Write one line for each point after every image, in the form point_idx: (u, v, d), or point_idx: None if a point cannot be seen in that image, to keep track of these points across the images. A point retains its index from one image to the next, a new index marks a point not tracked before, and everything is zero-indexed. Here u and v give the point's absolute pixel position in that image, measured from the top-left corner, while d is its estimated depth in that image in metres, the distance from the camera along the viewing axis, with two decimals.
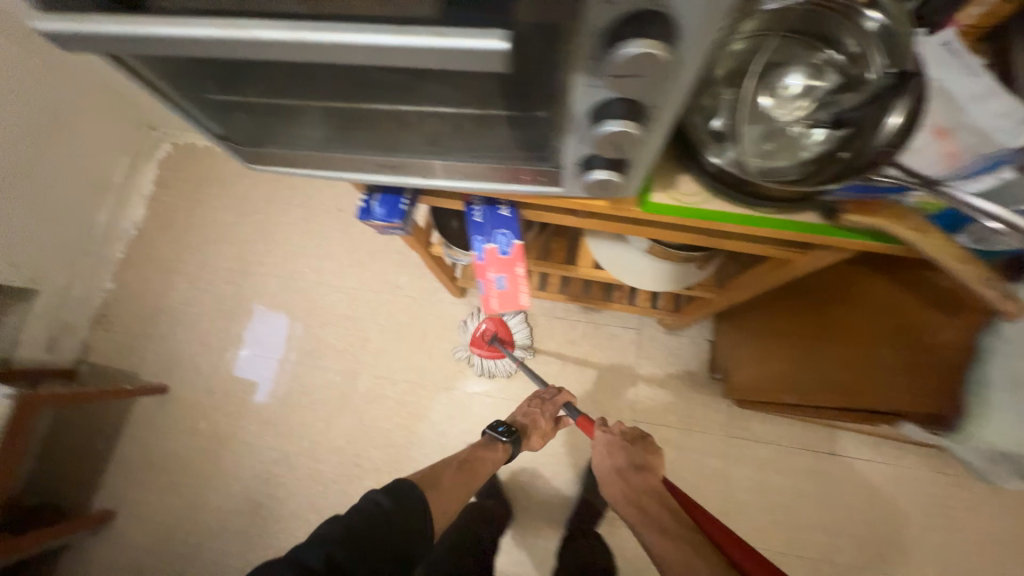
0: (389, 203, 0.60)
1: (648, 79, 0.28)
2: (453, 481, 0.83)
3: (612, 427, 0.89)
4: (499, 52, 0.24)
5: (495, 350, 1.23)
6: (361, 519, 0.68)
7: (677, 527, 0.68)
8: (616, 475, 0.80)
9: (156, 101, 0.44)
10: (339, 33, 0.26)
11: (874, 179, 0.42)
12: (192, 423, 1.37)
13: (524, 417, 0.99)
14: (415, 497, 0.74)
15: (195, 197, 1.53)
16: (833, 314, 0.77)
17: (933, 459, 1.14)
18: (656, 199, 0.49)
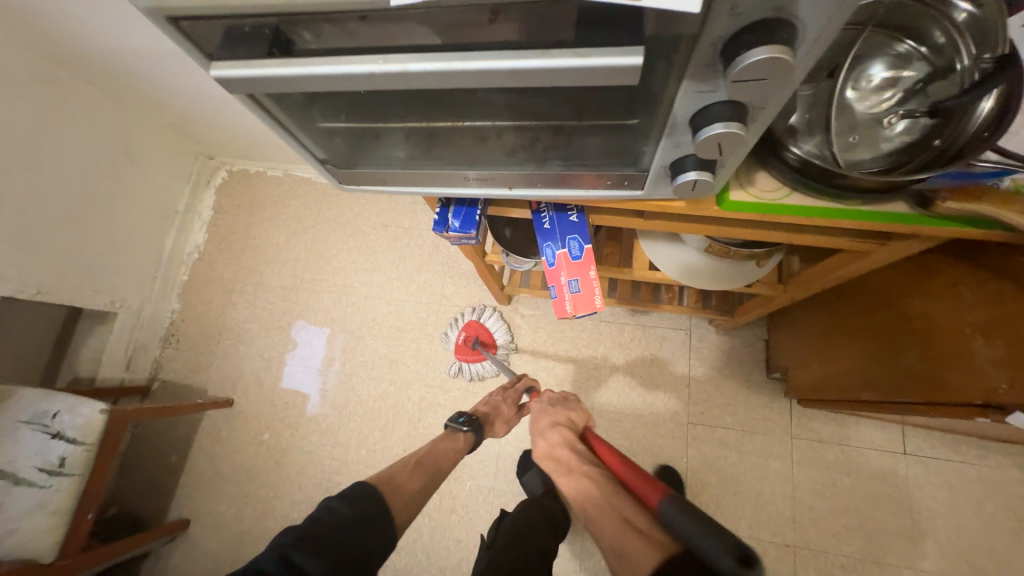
0: (464, 214, 0.63)
1: (767, 83, 0.29)
2: (410, 477, 0.82)
3: (541, 398, 0.97)
4: (634, 66, 0.27)
5: (476, 353, 1.32)
6: (321, 523, 0.68)
7: (581, 468, 0.74)
8: (539, 437, 0.87)
9: (275, 131, 0.48)
10: (486, 59, 0.29)
11: (973, 165, 0.42)
12: (257, 435, 1.43)
13: (487, 406, 1.04)
14: (372, 498, 0.74)
15: (250, 220, 1.62)
16: (914, 307, 0.71)
17: (1020, 457, 1.07)
18: (735, 197, 0.50)
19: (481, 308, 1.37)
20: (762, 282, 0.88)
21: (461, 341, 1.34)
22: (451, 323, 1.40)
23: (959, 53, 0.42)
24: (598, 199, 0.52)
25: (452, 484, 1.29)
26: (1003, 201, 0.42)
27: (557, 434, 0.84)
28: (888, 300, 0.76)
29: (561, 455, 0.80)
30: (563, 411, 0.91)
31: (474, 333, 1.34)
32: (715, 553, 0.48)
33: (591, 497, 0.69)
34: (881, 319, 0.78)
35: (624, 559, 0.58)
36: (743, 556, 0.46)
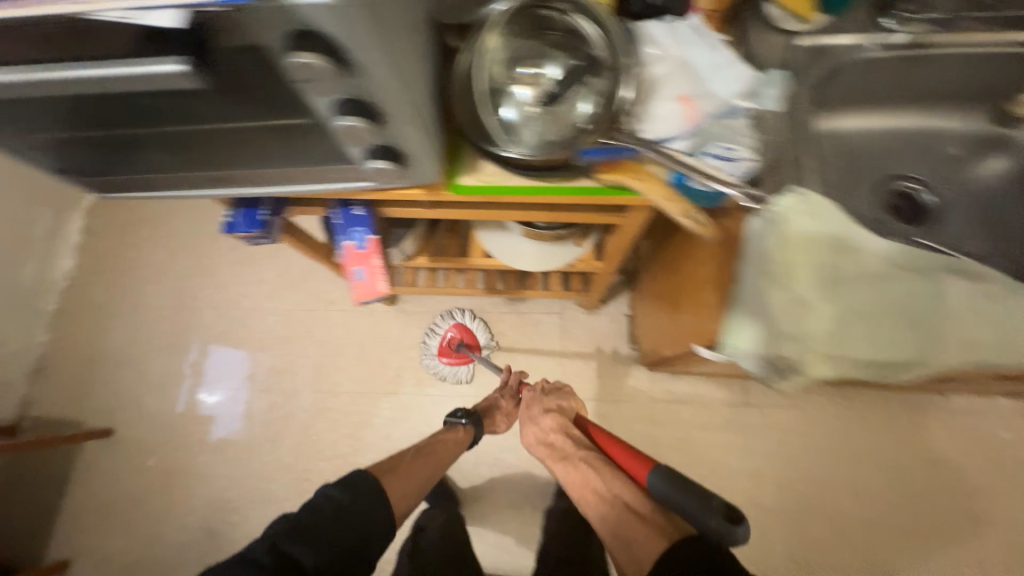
0: (249, 215, 0.66)
1: (330, 80, 0.35)
2: (411, 466, 0.84)
3: (534, 385, 0.98)
4: (174, 72, 0.33)
5: (462, 356, 1.31)
6: (315, 514, 0.69)
7: (576, 455, 0.78)
8: (530, 422, 0.90)
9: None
10: (62, 70, 0.34)
11: (606, 142, 0.51)
12: (141, 462, 1.38)
13: (485, 402, 1.06)
14: (369, 484, 0.75)
15: (126, 242, 1.56)
16: (682, 268, 0.81)
17: (835, 394, 1.23)
18: (464, 181, 0.56)
19: (465, 310, 1.36)
20: (583, 261, 0.97)
21: (444, 342, 1.33)
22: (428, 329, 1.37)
23: (593, 49, 0.53)
24: (340, 191, 0.57)
25: None
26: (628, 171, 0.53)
27: (551, 420, 0.86)
28: (674, 264, 0.86)
29: (555, 441, 0.83)
30: (554, 397, 0.93)
31: (460, 335, 1.33)
32: (705, 515, 0.55)
33: (586, 484, 0.73)
34: (672, 282, 0.87)
35: (627, 544, 0.63)
36: (733, 516, 0.54)
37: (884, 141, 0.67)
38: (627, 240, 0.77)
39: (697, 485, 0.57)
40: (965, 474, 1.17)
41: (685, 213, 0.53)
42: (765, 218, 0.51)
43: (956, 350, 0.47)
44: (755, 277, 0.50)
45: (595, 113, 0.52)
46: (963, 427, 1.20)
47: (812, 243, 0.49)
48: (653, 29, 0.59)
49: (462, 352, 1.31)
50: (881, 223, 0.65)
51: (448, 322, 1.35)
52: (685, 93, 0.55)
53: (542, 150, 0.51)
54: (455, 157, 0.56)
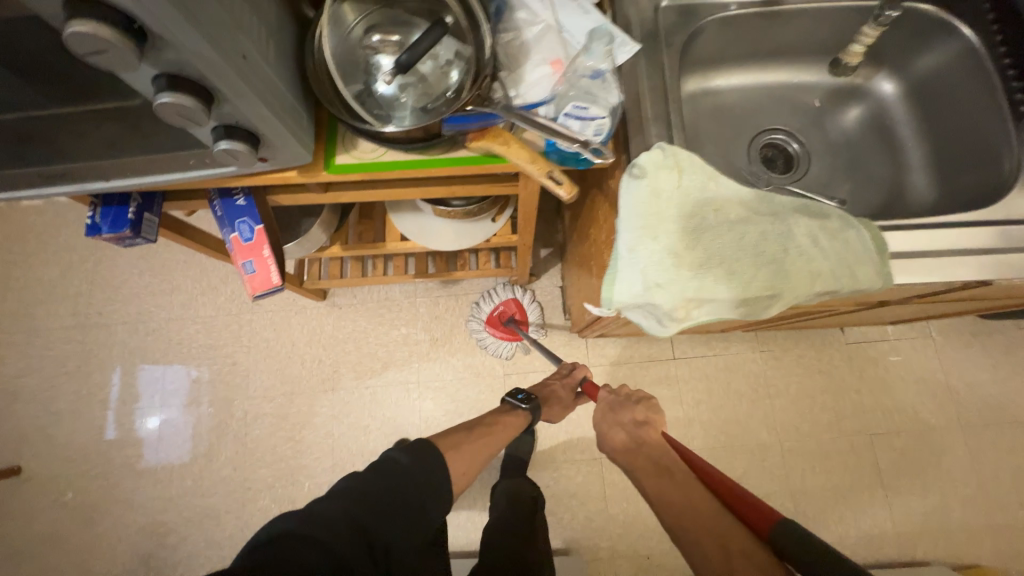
0: (114, 214, 0.61)
1: (122, 54, 0.32)
2: (475, 440, 0.83)
3: (619, 390, 0.87)
4: None
5: (509, 332, 1.29)
6: (386, 476, 0.67)
7: (679, 474, 0.65)
8: (616, 428, 0.78)
9: None
10: None
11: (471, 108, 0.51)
12: (58, 496, 1.27)
13: (543, 390, 1.05)
14: (434, 455, 0.73)
15: (9, 259, 1.40)
16: (591, 235, 0.83)
17: (751, 340, 1.33)
18: (340, 160, 0.55)
19: (526, 289, 1.33)
20: (500, 235, 0.98)
21: (496, 314, 1.31)
22: (486, 292, 1.35)
23: (449, 11, 0.52)
24: (207, 178, 0.55)
25: (289, 489, 1.27)
26: (492, 136, 0.53)
27: (647, 436, 0.74)
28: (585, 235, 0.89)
29: (650, 455, 0.71)
30: (647, 409, 0.81)
31: (511, 310, 1.31)
32: None
33: (689, 509, 0.59)
34: (585, 250, 0.90)
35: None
36: None
37: (751, 97, 0.72)
38: (531, 210, 0.78)
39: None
40: (864, 397, 1.31)
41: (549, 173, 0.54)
42: (634, 175, 0.53)
43: (808, 284, 0.51)
44: (632, 230, 0.52)
45: (463, 80, 0.51)
46: (860, 356, 1.33)
47: (675, 196, 0.52)
48: None
49: (510, 329, 1.29)
50: (757, 174, 0.70)
51: (508, 293, 1.32)
52: (555, 57, 0.55)
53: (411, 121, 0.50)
54: (331, 134, 0.56)
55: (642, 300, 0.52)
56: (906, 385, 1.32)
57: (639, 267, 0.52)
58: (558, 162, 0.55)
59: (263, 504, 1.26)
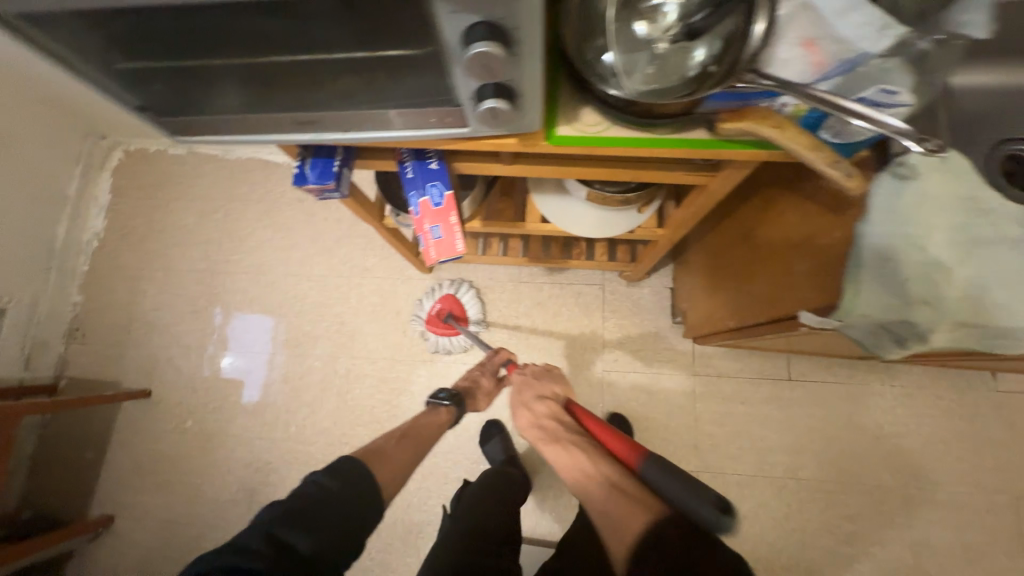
0: (321, 166, 0.63)
1: None
2: (400, 449, 0.82)
3: (524, 369, 0.95)
4: None
5: (447, 327, 1.28)
6: (304, 498, 0.66)
7: (568, 437, 0.75)
8: (523, 408, 0.86)
9: (73, 75, 0.48)
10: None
11: (740, 86, 0.47)
12: (179, 423, 1.39)
13: (468, 381, 1.05)
14: (360, 473, 0.72)
15: (153, 202, 1.53)
16: (759, 237, 0.78)
17: (879, 371, 1.22)
18: (562, 132, 0.53)
19: (466, 284, 1.34)
20: (644, 228, 0.94)
21: (433, 312, 1.31)
22: (427, 290, 1.36)
23: None
24: (431, 138, 0.55)
25: None
26: (762, 118, 0.48)
27: (544, 407, 0.83)
28: (745, 236, 0.84)
29: (547, 425, 0.80)
30: (546, 382, 0.90)
31: (449, 306, 1.31)
32: (698, 505, 0.58)
33: (576, 463, 0.70)
34: (740, 252, 0.85)
35: (612, 516, 0.61)
36: (724, 507, 0.57)
37: (985, 101, 0.64)
38: (707, 205, 0.74)
39: (693, 479, 0.61)
40: (1009, 453, 1.16)
41: (835, 164, 0.47)
42: (899, 175, 0.47)
43: None
44: (890, 236, 0.46)
45: (706, 63, 0.47)
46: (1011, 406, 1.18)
47: (941, 203, 0.46)
48: None
49: (449, 323, 1.29)
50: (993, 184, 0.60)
51: (447, 290, 1.33)
52: (808, 37, 0.49)
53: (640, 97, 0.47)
54: (553, 104, 0.53)
55: (882, 323, 0.49)
56: None
57: (885, 285, 0.47)
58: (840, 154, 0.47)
59: None
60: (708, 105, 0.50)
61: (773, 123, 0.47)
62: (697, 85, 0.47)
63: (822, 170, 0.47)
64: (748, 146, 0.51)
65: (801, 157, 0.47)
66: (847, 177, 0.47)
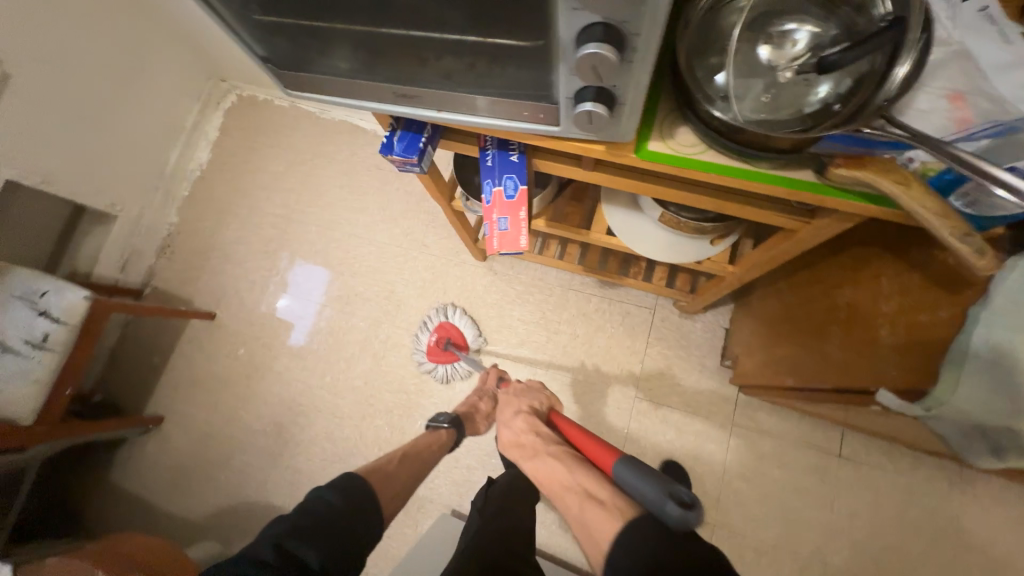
0: (409, 139, 0.65)
1: None
2: (400, 469, 0.90)
3: (507, 387, 1.03)
4: None
5: (448, 355, 1.31)
6: (312, 515, 0.71)
7: (546, 451, 0.80)
8: (504, 425, 0.92)
9: (212, 21, 0.52)
10: None
11: (864, 131, 0.42)
12: (233, 349, 1.51)
13: (466, 405, 1.15)
14: (363, 492, 0.78)
15: (252, 145, 1.66)
16: (843, 297, 0.71)
17: (950, 473, 1.08)
18: (652, 147, 0.51)
19: (453, 307, 1.37)
20: (713, 261, 0.88)
21: (433, 342, 1.33)
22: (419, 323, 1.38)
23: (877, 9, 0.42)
24: (519, 132, 0.54)
25: (404, 420, 1.36)
26: (885, 170, 0.43)
27: (522, 421, 0.89)
28: (824, 291, 0.77)
29: (526, 441, 0.84)
30: (526, 398, 0.97)
31: (445, 334, 1.34)
32: (661, 500, 0.56)
33: (556, 475, 0.75)
34: (816, 307, 0.78)
35: (587, 528, 0.64)
36: (686, 501, 0.55)
37: None
38: (792, 251, 0.68)
39: (659, 476, 0.59)
40: None
41: (964, 237, 0.41)
42: None
43: None
44: (1000, 333, 0.45)
45: (830, 100, 0.43)
46: None
47: None
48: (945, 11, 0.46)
49: (449, 351, 1.32)
50: None
51: (437, 318, 1.36)
52: (955, 89, 0.45)
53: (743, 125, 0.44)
54: (649, 118, 0.51)
55: None
56: None
57: None
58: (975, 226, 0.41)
59: (379, 423, 1.37)
60: (820, 145, 0.46)
61: (894, 178, 0.42)
62: (814, 122, 0.43)
63: (947, 243, 0.41)
64: (858, 198, 0.47)
65: (923, 221, 0.42)
66: (977, 255, 0.40)
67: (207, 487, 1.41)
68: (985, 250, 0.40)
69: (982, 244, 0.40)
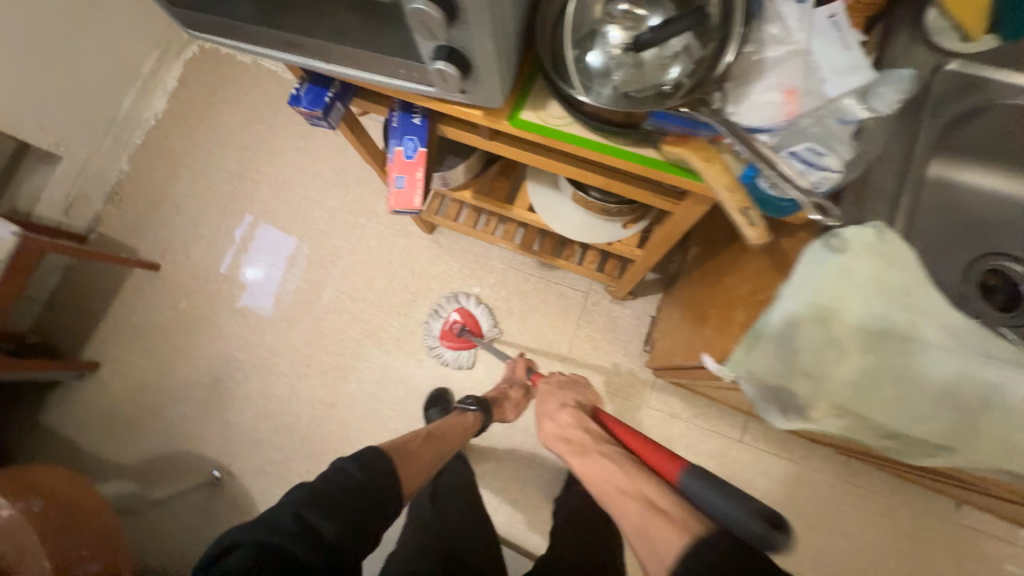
0: (315, 92, 0.66)
1: None
2: (422, 450, 0.88)
3: (551, 379, 1.02)
4: None
5: (464, 341, 1.31)
6: (332, 486, 0.70)
7: (597, 449, 0.76)
8: (548, 418, 0.90)
9: None
10: None
11: (682, 111, 0.48)
12: (175, 302, 1.51)
13: (496, 391, 1.14)
14: (383, 465, 0.76)
15: (212, 99, 1.64)
16: (724, 283, 0.76)
17: (837, 463, 1.16)
18: (525, 116, 0.55)
19: (468, 295, 1.35)
20: (624, 244, 0.94)
21: (447, 326, 1.34)
22: (432, 311, 1.38)
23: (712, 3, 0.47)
24: (401, 90, 0.57)
25: (339, 382, 1.39)
26: (697, 148, 0.49)
27: (569, 418, 0.86)
28: (715, 278, 0.81)
29: (573, 436, 0.82)
30: (568, 392, 0.96)
31: (462, 320, 1.33)
32: (749, 521, 0.53)
33: (608, 476, 0.69)
34: (707, 292, 0.83)
35: (648, 538, 0.58)
36: (775, 523, 0.53)
37: (1004, 209, 0.61)
38: (677, 233, 0.72)
39: (745, 496, 0.55)
40: None
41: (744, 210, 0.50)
42: (830, 245, 0.46)
43: (995, 453, 0.42)
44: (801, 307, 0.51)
45: (682, 80, 0.47)
46: (968, 543, 1.10)
47: (870, 286, 0.44)
48: (806, 14, 0.49)
49: (464, 338, 1.32)
50: (964, 299, 0.59)
51: (452, 305, 1.35)
52: (791, 85, 0.47)
53: (606, 103, 0.48)
54: (524, 89, 0.55)
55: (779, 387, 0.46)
56: None
57: (788, 348, 0.45)
58: (755, 201, 0.51)
59: (314, 383, 1.40)
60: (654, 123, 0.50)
61: (704, 155, 0.49)
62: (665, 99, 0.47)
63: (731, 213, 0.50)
64: (688, 175, 0.52)
65: (718, 195, 0.50)
66: (746, 224, 0.49)
67: (141, 435, 1.42)
68: (752, 222, 0.49)
69: (752, 216, 0.50)
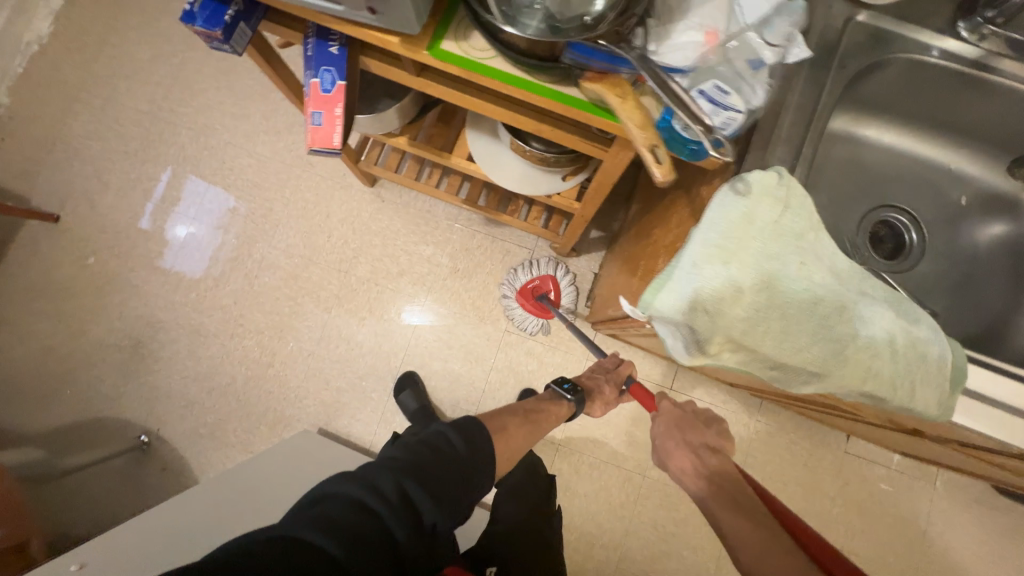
0: (213, 10, 0.58)
1: None
2: (519, 429, 0.75)
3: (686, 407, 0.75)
4: None
5: (542, 309, 1.24)
6: (429, 450, 0.56)
7: (753, 514, 0.54)
8: (680, 447, 0.69)
9: None
10: None
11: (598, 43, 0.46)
12: (81, 257, 1.36)
13: (589, 381, 0.97)
14: (487, 439, 0.61)
15: (109, 23, 1.42)
16: (653, 234, 0.78)
17: (750, 406, 1.28)
18: (445, 46, 0.52)
19: (565, 271, 1.26)
20: (562, 197, 0.94)
21: (529, 287, 1.25)
22: (523, 263, 1.29)
23: None
24: (307, 8, 0.52)
25: (276, 341, 1.33)
26: (613, 85, 0.48)
27: (714, 458, 0.65)
28: (646, 231, 0.84)
29: (709, 475, 0.62)
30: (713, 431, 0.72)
31: (546, 287, 1.25)
32: None
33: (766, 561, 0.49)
34: (637, 245, 0.86)
35: None
36: None
37: (897, 162, 0.72)
38: (609, 182, 0.73)
39: None
40: (832, 506, 1.26)
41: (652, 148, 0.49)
42: (736, 189, 0.48)
43: (856, 376, 0.47)
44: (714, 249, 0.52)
45: (606, 13, 0.46)
46: (853, 469, 1.27)
47: (769, 230, 0.47)
48: None
49: (544, 306, 1.24)
50: (856, 247, 0.71)
51: (547, 269, 1.25)
52: (712, 26, 0.47)
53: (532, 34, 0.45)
54: (445, 18, 0.52)
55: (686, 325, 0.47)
56: (883, 518, 1.25)
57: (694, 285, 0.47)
58: (664, 143, 0.50)
59: (248, 343, 1.33)
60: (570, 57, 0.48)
61: (618, 91, 0.48)
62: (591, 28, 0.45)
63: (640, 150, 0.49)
64: (606, 114, 0.51)
65: (630, 131, 0.49)
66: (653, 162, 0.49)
67: (50, 402, 1.31)
68: (659, 162, 0.49)
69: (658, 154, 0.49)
